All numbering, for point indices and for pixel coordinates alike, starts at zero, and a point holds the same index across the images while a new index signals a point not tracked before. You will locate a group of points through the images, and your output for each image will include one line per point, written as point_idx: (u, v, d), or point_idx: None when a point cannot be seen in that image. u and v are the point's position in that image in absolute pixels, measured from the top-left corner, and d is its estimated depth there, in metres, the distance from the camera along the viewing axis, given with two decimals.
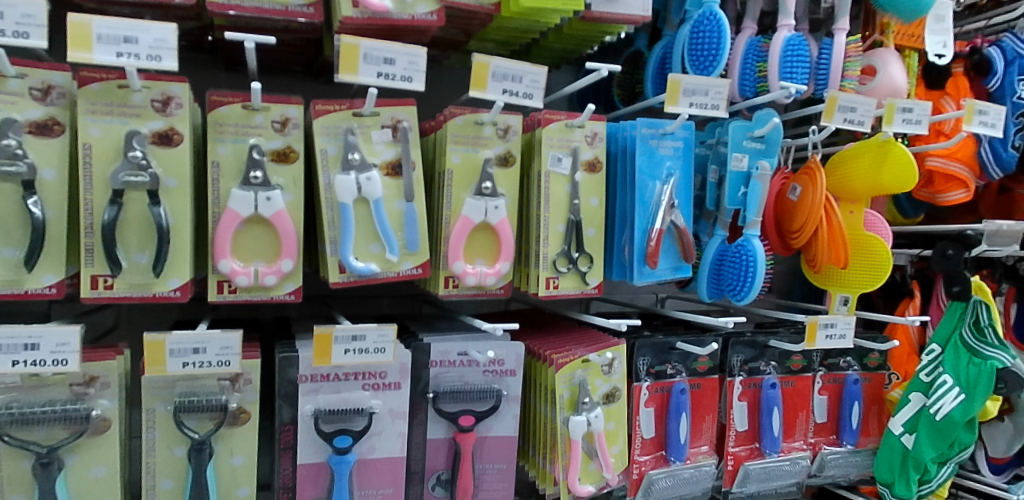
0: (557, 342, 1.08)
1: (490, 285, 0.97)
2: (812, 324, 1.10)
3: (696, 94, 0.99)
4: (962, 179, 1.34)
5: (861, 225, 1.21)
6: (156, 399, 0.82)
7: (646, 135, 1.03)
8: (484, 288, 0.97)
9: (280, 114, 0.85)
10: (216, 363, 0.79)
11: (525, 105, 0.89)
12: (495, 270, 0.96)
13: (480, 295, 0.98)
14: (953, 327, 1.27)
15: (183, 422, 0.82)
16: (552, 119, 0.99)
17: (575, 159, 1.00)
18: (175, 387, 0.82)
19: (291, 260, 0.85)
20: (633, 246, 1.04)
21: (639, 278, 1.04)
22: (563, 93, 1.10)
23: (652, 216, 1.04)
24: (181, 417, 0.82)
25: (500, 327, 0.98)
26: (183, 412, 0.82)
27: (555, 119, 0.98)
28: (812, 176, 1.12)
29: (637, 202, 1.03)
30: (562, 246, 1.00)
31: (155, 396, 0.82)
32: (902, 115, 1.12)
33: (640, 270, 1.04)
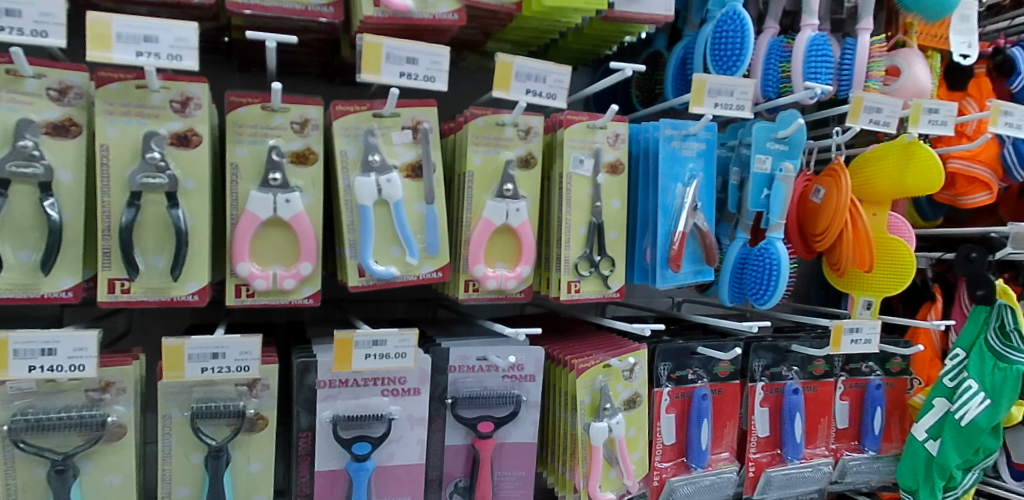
0: (577, 346, 1.06)
1: (510, 289, 0.95)
2: (837, 328, 1.08)
3: (721, 95, 0.97)
4: (985, 181, 1.31)
5: (885, 228, 1.19)
6: (172, 405, 0.80)
7: (669, 137, 1.02)
8: (505, 292, 0.96)
9: (299, 115, 0.84)
10: (235, 369, 0.77)
11: (548, 106, 0.88)
12: (517, 273, 0.94)
13: (500, 299, 0.96)
14: (977, 331, 1.24)
15: (200, 428, 0.80)
16: (573, 121, 0.97)
17: (597, 160, 0.98)
18: (193, 393, 0.81)
19: (310, 263, 0.83)
20: (655, 249, 1.03)
21: (662, 282, 1.03)
22: (582, 94, 1.09)
23: (675, 219, 1.03)
24: (198, 424, 0.80)
25: (522, 332, 0.97)
26: (200, 419, 0.80)
27: (577, 121, 0.97)
28: (836, 178, 1.10)
29: (660, 205, 1.02)
30: (584, 250, 0.98)
31: (172, 402, 0.80)
32: (928, 116, 1.10)
33: (663, 274, 1.02)
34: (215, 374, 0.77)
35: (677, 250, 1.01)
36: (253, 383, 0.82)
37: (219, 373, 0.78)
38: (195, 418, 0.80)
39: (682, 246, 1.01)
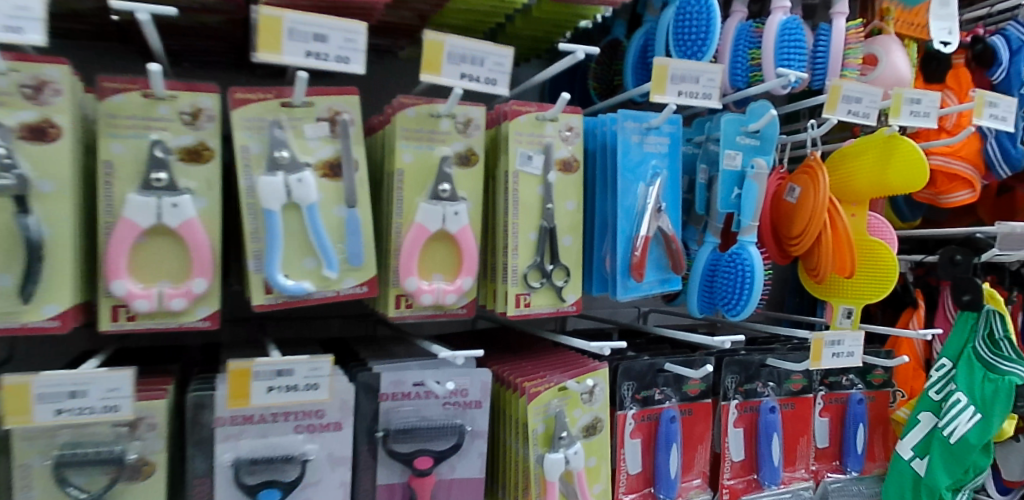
0: (530, 367, 0.95)
1: (450, 304, 0.83)
2: (817, 341, 0.97)
3: (685, 82, 0.86)
4: (968, 179, 1.22)
5: (866, 229, 1.09)
6: (35, 453, 0.67)
7: (628, 131, 0.91)
8: (444, 308, 0.83)
9: (190, 104, 0.71)
10: (102, 410, 0.64)
11: (488, 92, 0.76)
12: (456, 286, 0.82)
13: (439, 317, 0.84)
14: (964, 340, 1.15)
15: (68, 480, 0.67)
16: (518, 113, 0.85)
17: (548, 157, 0.86)
18: (60, 436, 0.68)
19: (204, 279, 0.71)
20: (614, 257, 0.91)
21: (623, 294, 0.91)
22: (530, 85, 0.97)
23: (637, 223, 0.91)
24: (66, 475, 0.67)
25: (461, 356, 0.84)
26: (67, 469, 0.67)
27: (523, 112, 0.85)
28: (813, 175, 1.00)
29: (620, 207, 0.90)
30: (535, 257, 0.86)
31: (33, 449, 0.67)
32: (910, 106, 1.00)
33: (624, 284, 0.91)
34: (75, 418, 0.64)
35: (639, 258, 0.90)
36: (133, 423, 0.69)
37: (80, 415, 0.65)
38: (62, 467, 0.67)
39: (644, 253, 0.89)
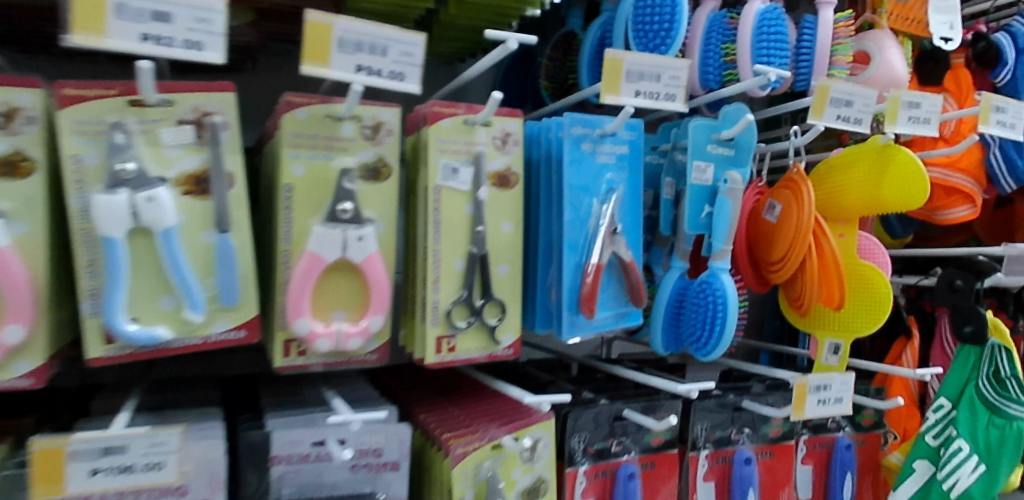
0: (462, 418, 0.80)
1: (354, 350, 0.67)
2: (799, 386, 0.84)
3: (645, 80, 0.70)
4: (969, 194, 1.08)
5: (856, 252, 0.95)
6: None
7: (578, 137, 0.76)
8: (346, 354, 0.68)
9: (1, 101, 0.55)
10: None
11: (393, 90, 0.60)
12: (362, 328, 0.66)
13: (342, 367, 0.69)
14: (966, 378, 1.01)
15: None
16: (440, 115, 0.70)
17: (478, 169, 0.71)
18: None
19: (20, 326, 0.55)
20: (560, 289, 0.76)
21: (570, 334, 0.76)
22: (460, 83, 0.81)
23: (588, 249, 0.77)
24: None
25: (359, 415, 0.69)
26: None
27: (447, 114, 0.70)
28: (796, 190, 0.85)
29: (566, 229, 0.75)
30: (461, 291, 0.71)
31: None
32: (908, 111, 0.87)
33: (571, 321, 0.76)
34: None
35: (589, 290, 0.75)
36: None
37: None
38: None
39: (596, 284, 0.74)
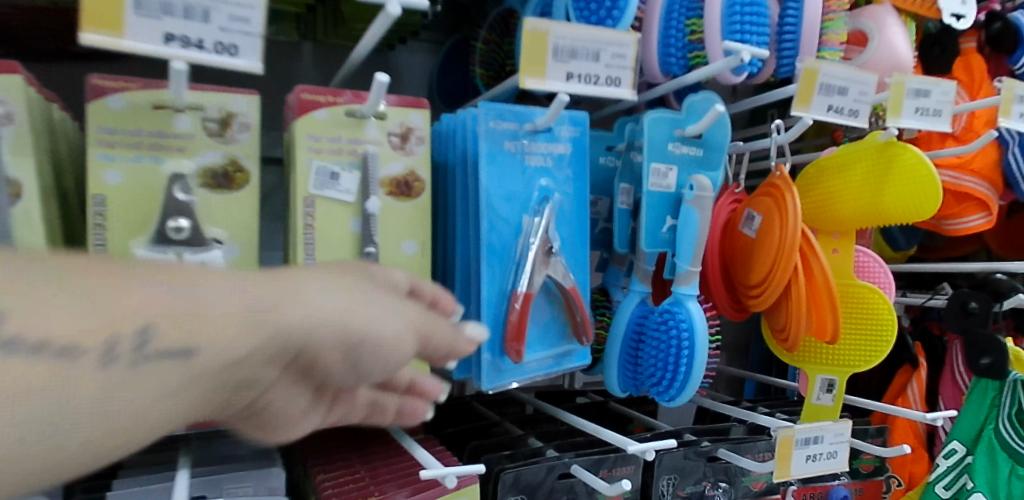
0: (366, 482, 0.64)
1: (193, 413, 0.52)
2: (785, 439, 0.69)
3: (580, 59, 0.54)
4: (984, 200, 0.92)
5: (852, 271, 0.79)
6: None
7: (500, 135, 0.60)
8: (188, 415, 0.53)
9: None
10: (21, 270, 0.31)
11: (220, 68, 0.44)
12: None
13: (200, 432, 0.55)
14: (983, 418, 0.86)
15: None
16: (313, 104, 0.53)
17: (366, 175, 0.55)
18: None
19: None
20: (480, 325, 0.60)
21: (492, 382, 0.60)
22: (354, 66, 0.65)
23: (515, 274, 0.61)
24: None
25: None
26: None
27: (321, 104, 0.54)
28: (778, 199, 0.70)
29: (485, 250, 0.59)
30: None
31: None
32: (914, 101, 0.71)
33: (493, 365, 0.60)
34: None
35: (516, 325, 0.59)
36: (290, 333, 0.36)
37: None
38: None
39: (525, 319, 0.59)
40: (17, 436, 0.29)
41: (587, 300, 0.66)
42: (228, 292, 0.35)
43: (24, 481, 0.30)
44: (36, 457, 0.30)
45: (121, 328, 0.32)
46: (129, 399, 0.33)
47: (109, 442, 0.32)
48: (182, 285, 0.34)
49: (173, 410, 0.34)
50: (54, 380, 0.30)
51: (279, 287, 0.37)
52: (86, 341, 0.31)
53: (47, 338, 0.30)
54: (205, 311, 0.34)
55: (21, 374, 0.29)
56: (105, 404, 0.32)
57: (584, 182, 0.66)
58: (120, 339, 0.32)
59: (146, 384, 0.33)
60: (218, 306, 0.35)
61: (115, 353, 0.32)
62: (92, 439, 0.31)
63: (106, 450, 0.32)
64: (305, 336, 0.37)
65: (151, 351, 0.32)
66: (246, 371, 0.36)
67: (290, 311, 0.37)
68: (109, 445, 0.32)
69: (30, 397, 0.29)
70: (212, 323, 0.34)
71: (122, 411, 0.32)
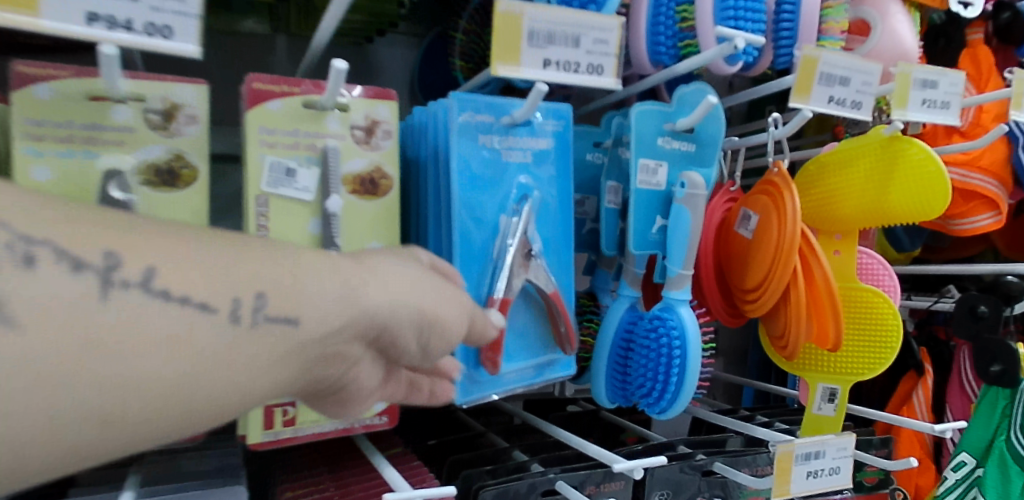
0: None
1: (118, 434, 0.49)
2: (784, 454, 0.64)
3: (558, 44, 0.50)
4: (993, 198, 0.88)
5: (854, 274, 0.75)
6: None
7: (474, 129, 0.56)
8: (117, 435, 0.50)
9: None
10: (131, 243, 0.33)
11: (149, 50, 0.39)
12: None
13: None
14: (993, 428, 0.82)
15: (25, 475, 0.30)
16: (267, 95, 0.49)
17: (326, 172, 0.50)
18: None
19: None
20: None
21: (467, 395, 0.56)
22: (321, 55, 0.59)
23: (491, 279, 0.57)
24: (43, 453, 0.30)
25: None
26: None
27: (275, 94, 0.49)
28: (775, 198, 0.65)
29: (458, 253, 0.55)
30: None
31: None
32: (921, 92, 0.67)
33: (469, 378, 0.56)
34: (87, 247, 0.31)
35: (493, 336, 0.55)
36: (376, 311, 0.39)
37: (97, 233, 0.32)
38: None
39: (501, 328, 0.55)
40: (155, 386, 0.31)
41: (571, 306, 0.62)
42: (327, 271, 0.38)
43: (172, 428, 0.33)
44: (163, 409, 0.32)
45: (243, 295, 0.34)
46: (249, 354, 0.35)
47: (223, 403, 0.34)
48: (266, 259, 0.36)
49: (276, 378, 0.36)
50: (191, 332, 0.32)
51: (363, 269, 0.40)
52: (217, 300, 0.33)
53: (186, 298, 0.32)
54: (298, 284, 0.36)
55: (163, 330, 0.32)
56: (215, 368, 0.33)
57: (568, 180, 0.61)
58: (240, 305, 0.34)
59: (257, 349, 0.35)
60: (317, 282, 0.37)
61: (239, 315, 0.34)
62: (222, 395, 0.34)
63: (217, 412, 0.34)
64: (387, 313, 0.39)
65: (265, 317, 0.35)
66: (339, 345, 0.38)
67: (366, 289, 0.39)
68: (221, 406, 0.34)
69: (168, 353, 0.32)
70: (308, 291, 0.36)
71: (236, 374, 0.34)
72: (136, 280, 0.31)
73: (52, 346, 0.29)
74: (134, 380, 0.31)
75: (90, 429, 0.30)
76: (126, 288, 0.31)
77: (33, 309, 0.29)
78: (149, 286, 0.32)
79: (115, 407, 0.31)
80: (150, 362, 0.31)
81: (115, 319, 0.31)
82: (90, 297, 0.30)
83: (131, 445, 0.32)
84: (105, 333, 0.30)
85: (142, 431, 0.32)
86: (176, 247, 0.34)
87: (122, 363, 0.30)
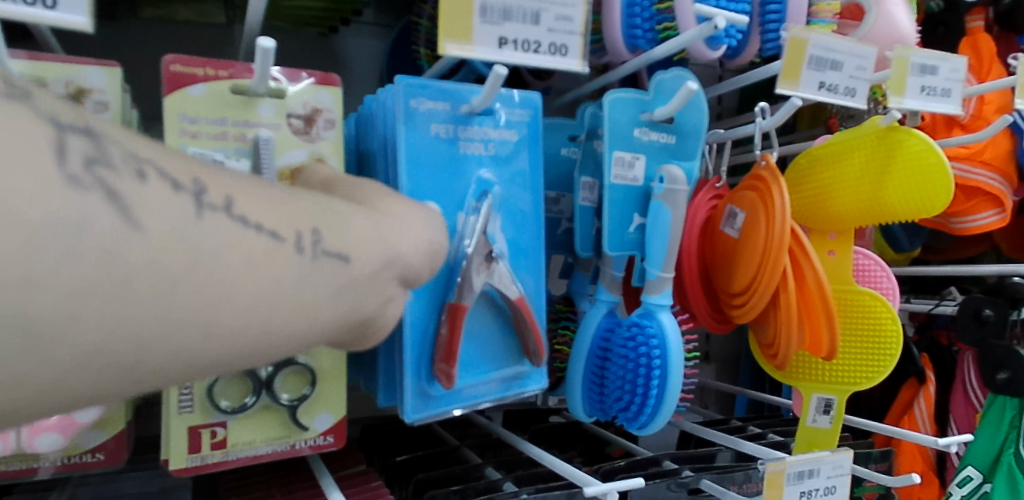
0: None
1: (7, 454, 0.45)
2: (774, 474, 0.59)
3: (514, 21, 0.45)
4: (997, 195, 0.83)
5: (850, 275, 0.70)
6: (42, 338, 0.23)
7: (425, 120, 0.51)
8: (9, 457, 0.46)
9: None
10: (183, 164, 0.29)
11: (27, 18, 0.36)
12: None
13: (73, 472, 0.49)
14: (1001, 440, 0.76)
15: (114, 392, 0.26)
16: (188, 78, 0.45)
17: (257, 164, 0.46)
18: (112, 268, 0.24)
19: None
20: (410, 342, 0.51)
21: (417, 413, 0.51)
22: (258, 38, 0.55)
23: (448, 284, 0.52)
24: (144, 365, 0.26)
25: None
26: (90, 371, 0.25)
27: (197, 78, 0.45)
28: (762, 194, 0.60)
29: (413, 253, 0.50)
30: None
31: (33, 318, 0.23)
32: (919, 79, 0.62)
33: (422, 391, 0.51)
34: (177, 169, 0.28)
35: (447, 344, 0.50)
36: (403, 260, 0.37)
37: (179, 160, 0.29)
38: (87, 389, 0.25)
39: (457, 335, 0.50)
40: (252, 304, 0.28)
41: (541, 315, 0.56)
42: None
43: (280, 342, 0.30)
44: (256, 327, 0.29)
45: (310, 227, 0.31)
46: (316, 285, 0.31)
47: (301, 328, 0.31)
48: (292, 203, 0.32)
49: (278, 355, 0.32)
50: (262, 258, 0.29)
51: (389, 218, 0.38)
52: (282, 230, 0.30)
53: (264, 224, 0.29)
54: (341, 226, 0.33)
55: (253, 251, 0.29)
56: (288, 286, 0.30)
57: (535, 175, 0.56)
58: (310, 235, 0.31)
59: (324, 282, 0.32)
60: (361, 227, 0.35)
61: (303, 245, 0.31)
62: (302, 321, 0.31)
63: (295, 339, 0.31)
64: (408, 257, 0.37)
65: (324, 251, 0.32)
66: (379, 284, 0.35)
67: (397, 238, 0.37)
68: (300, 331, 0.31)
69: (262, 271, 0.29)
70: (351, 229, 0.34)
71: (308, 305, 0.31)
72: (222, 204, 0.28)
73: (166, 253, 0.26)
74: (208, 321, 0.27)
75: (193, 343, 0.27)
76: (215, 211, 0.28)
77: (145, 213, 0.26)
78: (232, 212, 0.28)
79: (213, 320, 0.27)
80: (250, 280, 0.28)
81: (217, 236, 0.27)
82: (188, 214, 0.27)
83: (222, 364, 0.29)
84: (209, 248, 0.27)
85: (237, 350, 0.28)
86: (245, 184, 0.31)
87: (225, 279, 0.27)
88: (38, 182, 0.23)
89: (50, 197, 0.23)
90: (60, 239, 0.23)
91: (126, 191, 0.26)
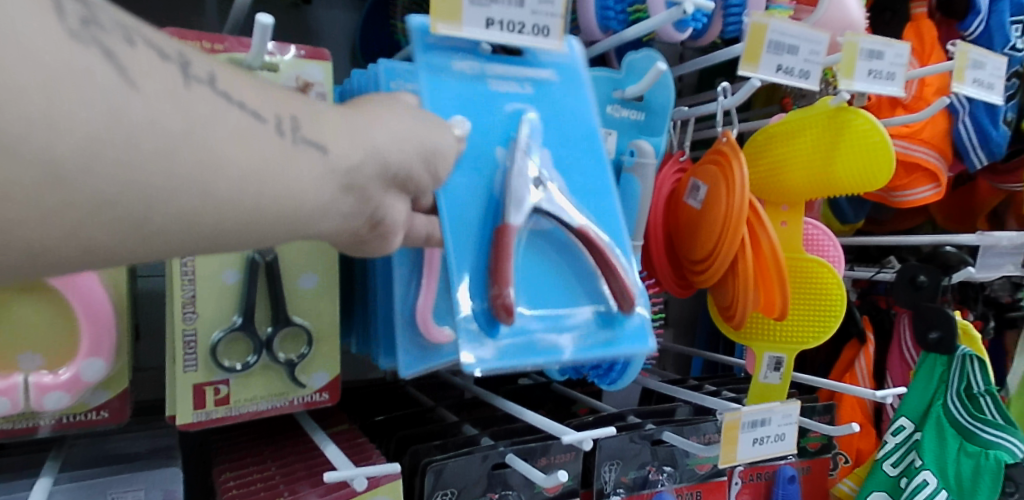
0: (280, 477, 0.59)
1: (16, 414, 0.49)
2: (730, 422, 0.65)
3: (501, 3, 0.49)
4: (934, 171, 0.89)
5: (801, 244, 0.76)
6: (66, 178, 0.25)
7: (446, 54, 0.50)
8: (16, 417, 0.49)
9: None
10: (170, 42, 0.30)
11: None
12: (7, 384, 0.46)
13: (72, 430, 0.51)
14: (932, 394, 0.84)
15: (115, 258, 0.28)
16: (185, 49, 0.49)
17: None
18: (123, 119, 0.26)
19: None
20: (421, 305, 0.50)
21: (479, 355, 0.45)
22: (247, 11, 0.61)
23: (496, 213, 0.48)
24: (151, 225, 0.28)
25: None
26: (111, 216, 0.27)
27: (198, 50, 0.49)
28: (722, 168, 0.65)
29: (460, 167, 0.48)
30: (224, 320, 0.50)
31: (60, 158, 0.25)
32: (867, 63, 0.67)
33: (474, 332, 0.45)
34: (165, 42, 0.29)
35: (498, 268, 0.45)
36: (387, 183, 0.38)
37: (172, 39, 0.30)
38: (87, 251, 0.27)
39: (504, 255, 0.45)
40: (245, 176, 0.30)
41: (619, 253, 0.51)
42: None
43: (256, 227, 0.31)
44: (244, 208, 0.30)
45: (290, 114, 0.32)
46: (302, 169, 0.32)
47: (288, 214, 0.32)
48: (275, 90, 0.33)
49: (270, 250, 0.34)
50: (243, 132, 0.30)
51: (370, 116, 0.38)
52: (263, 110, 0.31)
53: (247, 103, 0.30)
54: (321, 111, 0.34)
55: (236, 125, 0.30)
56: (264, 169, 0.30)
57: (581, 108, 0.54)
58: (290, 120, 0.32)
59: (306, 170, 0.32)
60: (339, 120, 0.35)
61: (283, 128, 0.31)
62: (285, 211, 0.32)
63: (283, 226, 0.32)
64: (397, 154, 0.37)
65: (304, 138, 0.32)
66: (365, 183, 0.35)
67: (380, 136, 0.36)
68: (286, 220, 0.32)
69: (247, 146, 0.30)
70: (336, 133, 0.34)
71: (300, 186, 0.32)
72: (205, 77, 0.29)
73: (163, 113, 0.27)
74: (204, 190, 0.29)
75: (190, 209, 0.28)
76: (200, 83, 0.29)
77: (139, 74, 0.27)
78: (216, 86, 0.29)
79: (209, 188, 0.29)
80: (238, 151, 0.29)
81: (203, 104, 0.29)
82: (175, 82, 0.28)
83: (217, 237, 0.30)
84: (199, 112, 0.28)
85: (229, 222, 0.30)
86: (237, 73, 0.32)
87: (212, 147, 0.29)
88: (44, 31, 0.24)
89: (53, 45, 0.25)
90: (75, 78, 0.25)
91: (119, 52, 0.27)
